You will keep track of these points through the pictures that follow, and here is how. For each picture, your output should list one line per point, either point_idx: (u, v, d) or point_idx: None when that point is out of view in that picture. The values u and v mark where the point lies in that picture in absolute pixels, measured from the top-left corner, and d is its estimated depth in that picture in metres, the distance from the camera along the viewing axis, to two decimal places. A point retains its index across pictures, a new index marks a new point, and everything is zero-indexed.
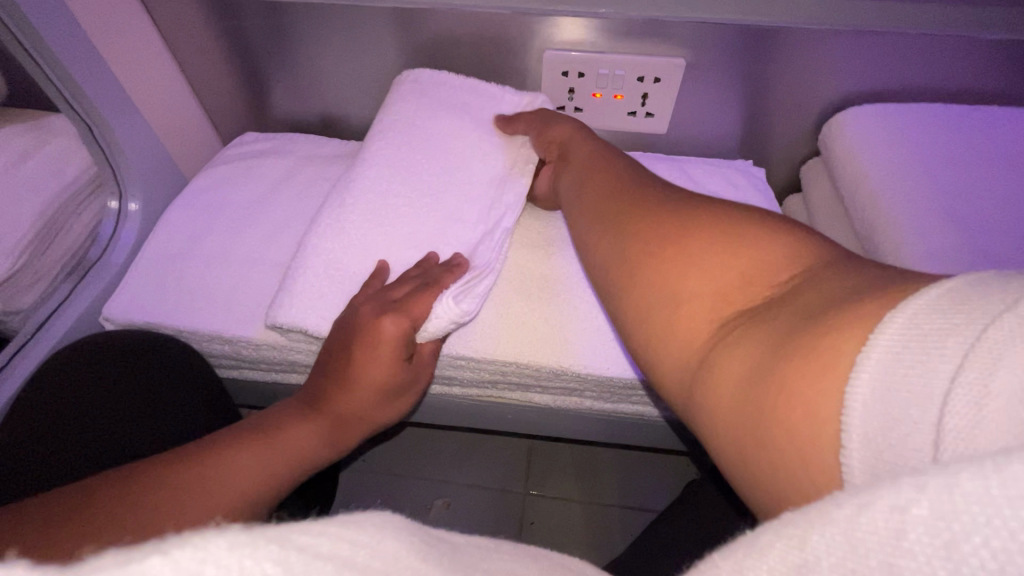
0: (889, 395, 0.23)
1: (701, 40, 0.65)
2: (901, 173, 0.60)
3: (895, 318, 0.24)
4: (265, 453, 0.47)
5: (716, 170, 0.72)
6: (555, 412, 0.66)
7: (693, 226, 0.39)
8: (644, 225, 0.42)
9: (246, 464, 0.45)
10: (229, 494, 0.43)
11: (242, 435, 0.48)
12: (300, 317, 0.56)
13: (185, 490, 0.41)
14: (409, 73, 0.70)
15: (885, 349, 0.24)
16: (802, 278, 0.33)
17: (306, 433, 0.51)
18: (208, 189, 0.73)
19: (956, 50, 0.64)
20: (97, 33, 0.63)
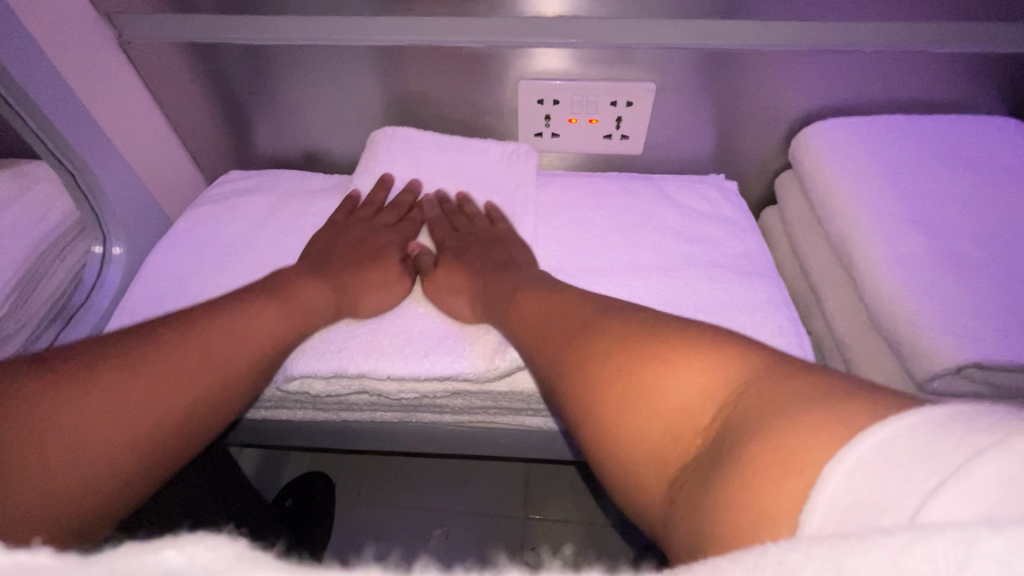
0: (848, 500, 0.21)
1: (667, 64, 0.68)
2: (867, 182, 0.62)
3: (846, 464, 0.23)
4: (195, 379, 0.45)
5: (692, 187, 0.74)
6: (549, 434, 0.66)
7: (609, 366, 0.39)
8: (585, 368, 0.41)
9: (166, 393, 0.43)
10: (128, 431, 0.40)
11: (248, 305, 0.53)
12: (337, 360, 0.56)
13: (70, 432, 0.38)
14: (383, 133, 0.74)
15: (845, 482, 0.22)
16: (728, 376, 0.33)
17: (317, 296, 0.58)
18: (191, 230, 0.73)
19: (908, 63, 0.67)
20: (82, 83, 0.64)
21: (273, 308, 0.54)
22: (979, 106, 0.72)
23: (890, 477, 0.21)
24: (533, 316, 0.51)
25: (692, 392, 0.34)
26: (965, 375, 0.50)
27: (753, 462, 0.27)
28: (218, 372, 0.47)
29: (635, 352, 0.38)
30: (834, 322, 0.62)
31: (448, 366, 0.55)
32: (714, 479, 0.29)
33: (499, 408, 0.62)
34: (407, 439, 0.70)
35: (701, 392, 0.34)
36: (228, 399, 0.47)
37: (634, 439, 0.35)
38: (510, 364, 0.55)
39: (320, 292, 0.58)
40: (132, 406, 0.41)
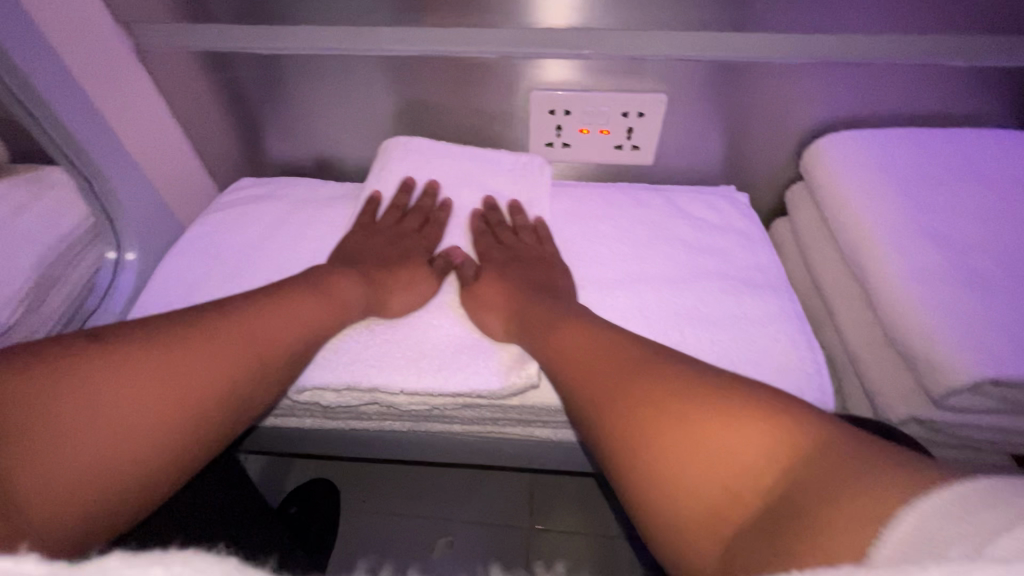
0: (926, 537, 0.26)
1: (678, 75, 0.68)
2: (880, 195, 0.62)
3: (915, 512, 0.27)
4: (233, 361, 0.49)
5: (703, 199, 0.73)
6: (557, 445, 0.65)
7: (670, 416, 0.41)
8: (639, 417, 0.43)
9: (208, 373, 0.47)
10: (172, 407, 0.44)
11: (279, 300, 0.56)
12: (347, 373, 0.56)
13: (110, 413, 0.42)
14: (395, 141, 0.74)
15: (919, 522, 0.26)
16: (796, 453, 0.36)
17: (355, 293, 0.61)
18: (203, 237, 0.73)
19: (920, 76, 0.67)
20: (99, 91, 0.65)
21: (314, 301, 0.57)
22: (991, 120, 0.72)
23: (960, 522, 0.25)
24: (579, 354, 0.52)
25: (756, 455, 0.37)
26: (981, 392, 0.49)
27: (814, 539, 0.30)
28: (254, 358, 0.51)
29: (696, 405, 0.41)
30: (846, 335, 0.62)
31: (461, 382, 0.55)
32: (769, 553, 0.32)
33: (508, 419, 0.61)
34: (414, 448, 0.70)
35: (757, 454, 0.37)
36: (264, 380, 0.51)
37: (686, 493, 0.38)
38: (522, 383, 0.55)
39: (358, 286, 0.61)
40: (180, 382, 0.46)
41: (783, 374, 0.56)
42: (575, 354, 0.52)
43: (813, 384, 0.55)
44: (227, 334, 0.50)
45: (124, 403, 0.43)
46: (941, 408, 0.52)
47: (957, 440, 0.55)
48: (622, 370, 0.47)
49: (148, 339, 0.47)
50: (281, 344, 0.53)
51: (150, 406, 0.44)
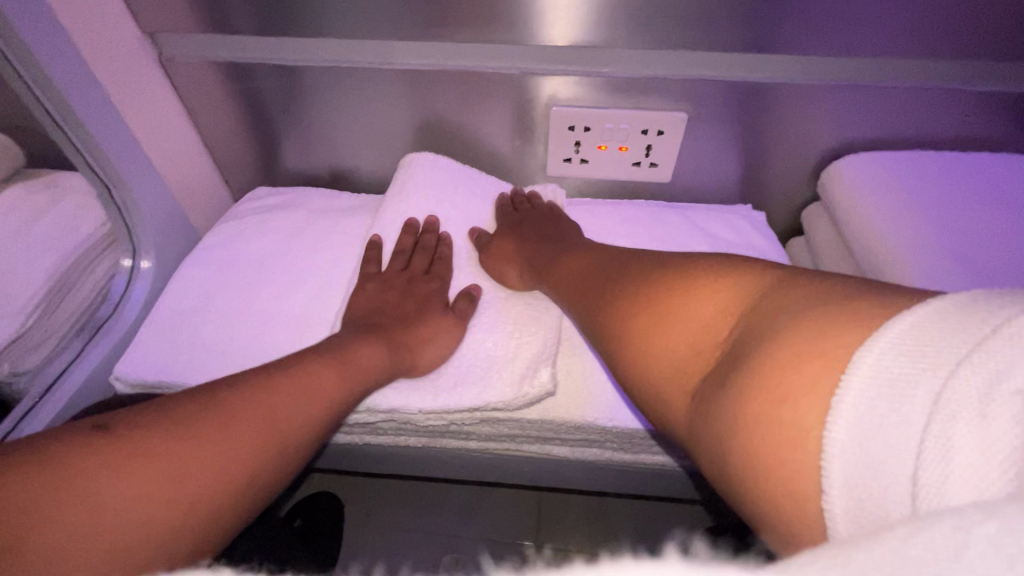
0: (863, 430, 0.25)
1: (700, 94, 0.68)
2: (904, 218, 0.62)
3: (857, 367, 0.27)
4: (252, 441, 0.43)
5: (721, 217, 0.73)
6: (574, 464, 0.64)
7: (638, 303, 0.45)
8: (614, 310, 0.47)
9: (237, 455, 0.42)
10: (177, 507, 0.38)
11: (310, 365, 0.51)
12: None
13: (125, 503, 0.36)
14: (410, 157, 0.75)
15: (852, 402, 0.26)
16: (759, 302, 0.36)
17: (374, 354, 0.55)
18: (220, 245, 0.73)
19: (940, 100, 0.67)
20: (123, 98, 0.65)
21: (332, 368, 0.51)
22: (1011, 145, 0.72)
23: (889, 419, 0.25)
24: (571, 276, 0.57)
25: (714, 318, 0.38)
26: None
27: (765, 383, 0.31)
28: (272, 441, 0.44)
29: (666, 285, 0.44)
30: None
31: (478, 398, 0.55)
32: (726, 392, 0.33)
33: (526, 436, 0.60)
34: (428, 464, 0.68)
35: (719, 314, 0.38)
36: (281, 469, 0.45)
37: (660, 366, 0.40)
38: (537, 392, 0.55)
39: (378, 352, 0.56)
40: (187, 476, 0.39)
41: None
42: (571, 279, 0.57)
43: None
44: (242, 414, 0.44)
45: (121, 506, 0.36)
46: None
47: None
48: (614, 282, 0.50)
49: (174, 414, 0.42)
50: (300, 422, 0.47)
51: (152, 508, 0.37)
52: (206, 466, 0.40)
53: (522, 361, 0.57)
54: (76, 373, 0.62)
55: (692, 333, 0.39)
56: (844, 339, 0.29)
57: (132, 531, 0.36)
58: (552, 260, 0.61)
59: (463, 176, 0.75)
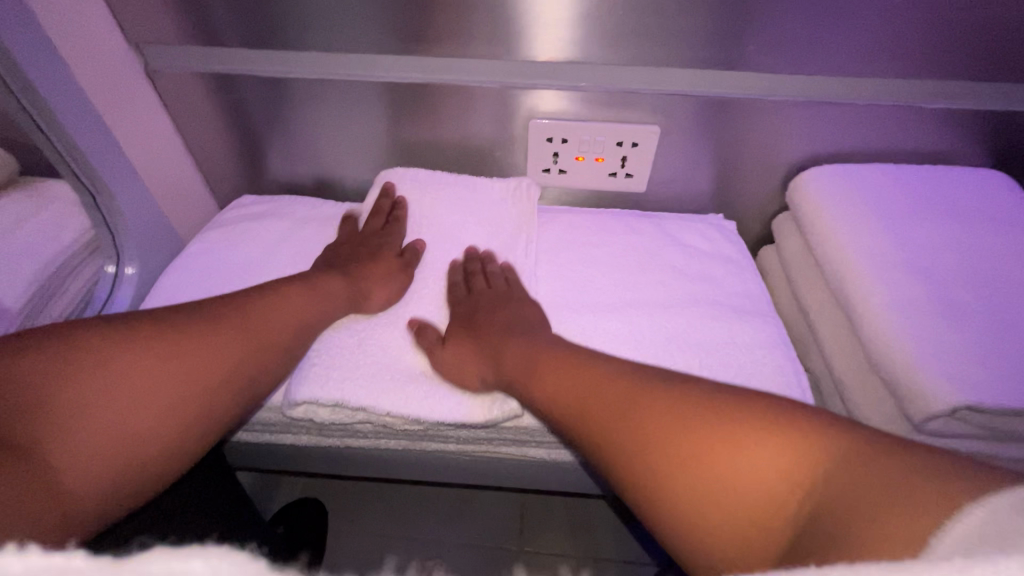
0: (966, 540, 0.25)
1: (672, 108, 0.71)
2: (864, 228, 0.65)
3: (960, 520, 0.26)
4: (233, 351, 0.51)
5: (693, 227, 0.76)
6: (551, 466, 0.66)
7: (663, 424, 0.43)
8: (637, 421, 0.44)
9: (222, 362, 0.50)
10: (172, 406, 0.46)
11: (278, 292, 0.59)
12: (336, 389, 0.56)
13: (120, 402, 0.44)
14: (392, 172, 0.76)
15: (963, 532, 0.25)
16: (821, 461, 0.35)
17: (339, 284, 0.63)
18: (204, 252, 0.74)
19: (898, 116, 0.71)
20: (109, 108, 0.67)
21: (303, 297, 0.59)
22: (965, 159, 0.76)
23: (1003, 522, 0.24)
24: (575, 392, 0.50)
25: (768, 464, 0.37)
26: (958, 418, 0.51)
27: (833, 546, 0.31)
28: (252, 350, 0.53)
29: (697, 414, 0.42)
30: (832, 361, 0.63)
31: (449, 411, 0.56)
32: (797, 555, 0.32)
33: (503, 439, 0.62)
34: (408, 468, 0.70)
35: (770, 463, 0.37)
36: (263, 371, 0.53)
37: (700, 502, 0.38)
38: (508, 415, 0.57)
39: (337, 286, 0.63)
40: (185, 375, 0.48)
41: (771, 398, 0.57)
42: (565, 398, 0.51)
43: None
44: (223, 330, 0.52)
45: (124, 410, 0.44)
46: (919, 432, 0.53)
47: None
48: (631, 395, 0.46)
49: (166, 325, 0.50)
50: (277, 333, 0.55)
51: (151, 403, 0.45)
52: (193, 368, 0.49)
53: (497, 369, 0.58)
54: None
55: (737, 474, 0.38)
56: (926, 516, 0.28)
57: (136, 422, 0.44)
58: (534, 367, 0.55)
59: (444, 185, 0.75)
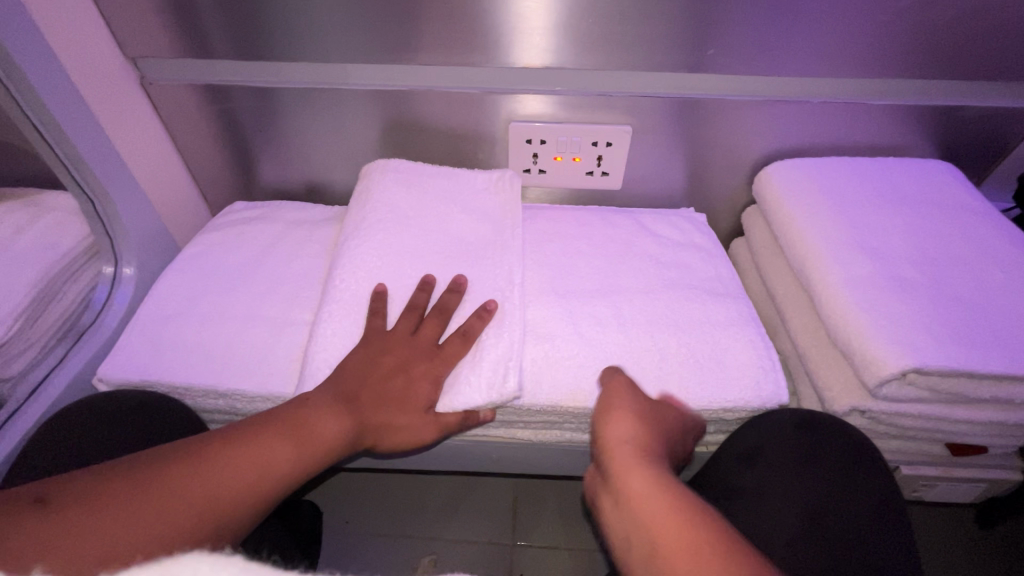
0: None
1: (641, 110, 0.76)
2: (822, 215, 0.70)
3: None
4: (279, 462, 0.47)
5: (667, 219, 0.81)
6: (540, 448, 0.69)
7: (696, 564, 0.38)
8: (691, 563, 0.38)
9: (265, 469, 0.46)
10: (213, 510, 0.42)
11: (348, 396, 0.55)
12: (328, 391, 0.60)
13: (169, 498, 0.41)
14: (375, 164, 0.79)
15: None
16: None
17: (423, 398, 0.57)
18: (201, 254, 0.77)
19: (849, 113, 0.77)
20: (109, 119, 0.70)
21: (339, 414, 0.53)
22: (914, 151, 0.82)
23: None
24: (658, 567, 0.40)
25: None
26: (910, 383, 0.56)
27: None
28: (303, 450, 0.49)
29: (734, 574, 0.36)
30: (796, 336, 0.68)
31: (450, 400, 0.59)
32: None
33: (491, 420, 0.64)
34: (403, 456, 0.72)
35: None
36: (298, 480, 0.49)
37: None
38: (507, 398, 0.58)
39: (340, 417, 0.53)
40: (224, 487, 0.44)
41: (742, 370, 0.62)
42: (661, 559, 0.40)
43: (770, 379, 0.61)
44: (267, 436, 0.48)
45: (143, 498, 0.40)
46: (875, 398, 0.58)
47: (892, 426, 0.61)
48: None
49: (242, 426, 0.49)
50: (321, 443, 0.51)
51: (198, 502, 0.42)
52: (245, 473, 0.45)
53: (489, 360, 0.60)
54: (63, 373, 0.67)
55: None
56: None
57: (167, 512, 0.40)
58: (636, 509, 0.44)
59: (429, 179, 0.77)
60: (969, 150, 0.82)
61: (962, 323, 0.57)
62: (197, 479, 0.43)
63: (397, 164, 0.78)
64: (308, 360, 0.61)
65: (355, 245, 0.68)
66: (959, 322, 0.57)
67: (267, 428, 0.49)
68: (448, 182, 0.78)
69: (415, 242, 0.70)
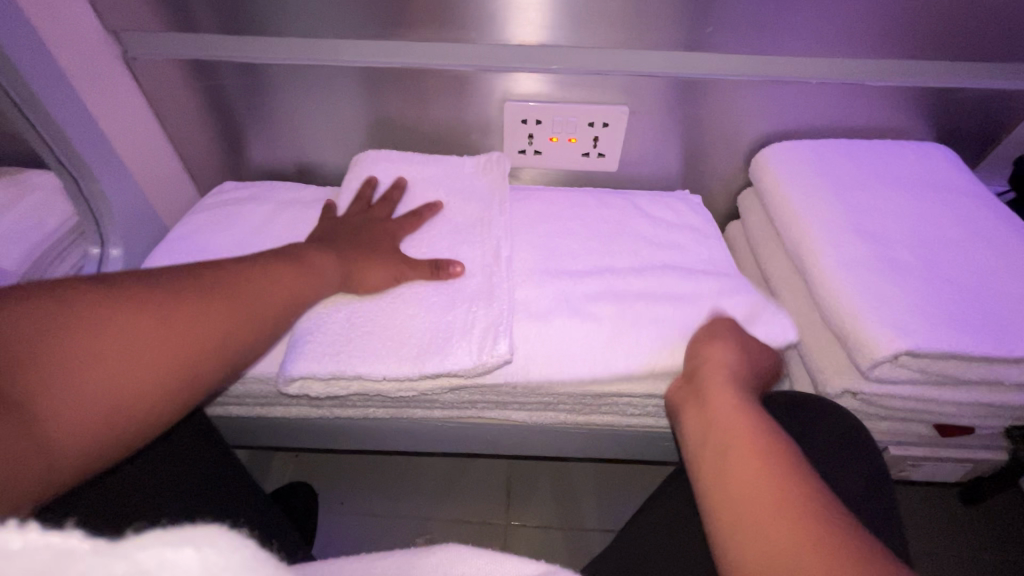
0: None
1: (639, 89, 0.75)
2: (818, 196, 0.70)
3: None
4: (278, 296, 0.53)
5: (662, 201, 0.80)
6: (534, 429, 0.69)
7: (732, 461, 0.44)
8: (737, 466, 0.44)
9: (263, 302, 0.51)
10: (217, 329, 0.46)
11: (337, 249, 0.63)
12: (317, 364, 0.58)
13: (175, 318, 0.44)
14: (363, 154, 0.79)
15: None
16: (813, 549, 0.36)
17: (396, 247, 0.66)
18: (189, 236, 0.75)
19: (847, 94, 0.76)
20: (91, 94, 0.67)
21: (333, 259, 0.61)
22: (911, 133, 0.82)
23: None
24: (721, 469, 0.45)
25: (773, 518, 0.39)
26: (902, 364, 0.57)
27: None
28: (301, 288, 0.55)
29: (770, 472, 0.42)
30: (793, 317, 0.68)
31: (442, 363, 0.57)
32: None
33: (487, 402, 0.64)
34: (399, 439, 0.72)
35: (789, 529, 0.38)
36: (296, 312, 0.54)
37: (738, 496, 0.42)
38: (498, 361, 0.57)
39: (333, 262, 0.61)
40: (235, 305, 0.48)
41: None
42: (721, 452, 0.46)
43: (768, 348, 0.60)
44: (271, 276, 0.53)
45: (113, 330, 0.40)
46: (868, 380, 0.59)
47: (884, 408, 0.62)
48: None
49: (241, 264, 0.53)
50: (320, 287, 0.58)
51: (211, 327, 0.46)
52: (250, 300, 0.50)
53: (476, 328, 0.60)
54: None
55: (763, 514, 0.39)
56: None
57: (180, 329, 0.44)
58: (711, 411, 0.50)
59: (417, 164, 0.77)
60: (967, 133, 0.81)
61: (955, 305, 0.58)
62: (202, 301, 0.47)
63: (389, 154, 0.78)
64: (299, 340, 0.60)
65: (349, 228, 0.68)
66: (952, 304, 0.58)
67: (263, 271, 0.53)
68: (438, 166, 0.78)
69: (407, 226, 0.69)
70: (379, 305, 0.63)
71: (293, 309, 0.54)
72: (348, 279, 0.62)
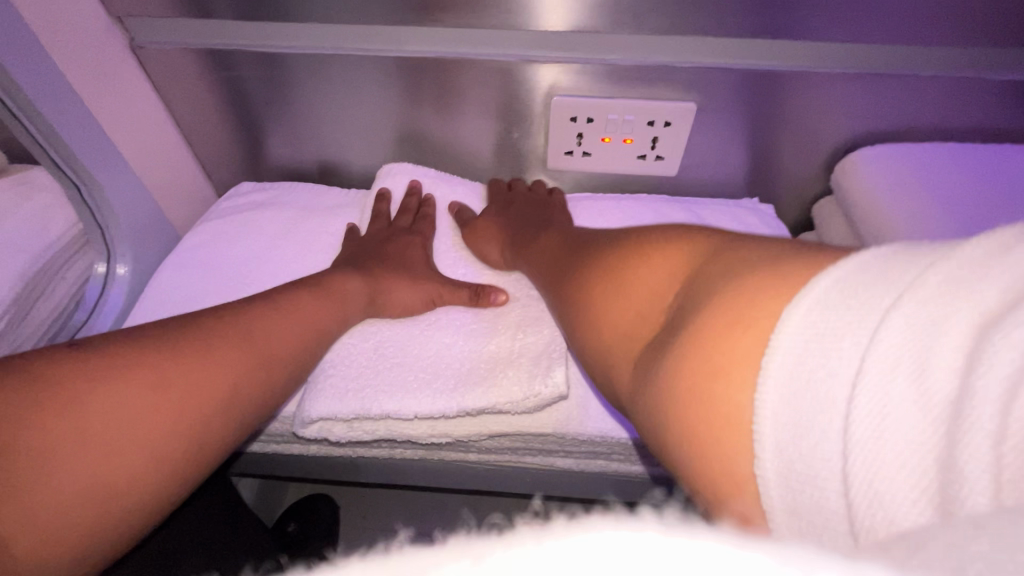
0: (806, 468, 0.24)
1: (710, 83, 0.64)
2: (924, 216, 0.61)
3: None
4: (299, 330, 0.50)
5: (726, 212, 0.71)
6: (579, 475, 0.61)
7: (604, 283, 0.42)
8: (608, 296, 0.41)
9: (282, 338, 0.48)
10: (234, 377, 0.44)
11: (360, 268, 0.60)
12: (340, 405, 0.52)
13: (186, 372, 0.41)
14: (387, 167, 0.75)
15: None
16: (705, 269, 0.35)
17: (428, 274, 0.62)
18: (202, 247, 0.69)
19: (958, 91, 0.64)
20: (91, 91, 0.61)
21: (360, 282, 0.58)
22: None
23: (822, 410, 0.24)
24: (601, 299, 0.42)
25: (666, 281, 0.37)
26: None
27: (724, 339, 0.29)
28: (325, 319, 0.53)
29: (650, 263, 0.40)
30: None
31: (482, 399, 0.51)
32: (664, 359, 0.32)
33: (528, 448, 0.57)
34: (428, 479, 0.65)
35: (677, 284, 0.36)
36: (317, 346, 0.52)
37: (617, 324, 0.39)
38: (550, 397, 0.51)
39: (359, 282, 0.57)
40: (253, 346, 0.46)
41: None
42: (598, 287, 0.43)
43: None
44: (290, 309, 0.50)
45: (121, 397, 0.38)
46: None
47: None
48: (739, 270, 0.32)
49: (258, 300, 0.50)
50: (345, 317, 0.55)
51: (226, 374, 0.43)
52: (269, 340, 0.47)
53: (523, 365, 0.53)
54: None
55: (649, 310, 0.37)
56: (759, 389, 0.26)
57: (193, 379, 0.42)
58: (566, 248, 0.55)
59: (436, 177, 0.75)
60: None
61: None
62: (215, 348, 0.44)
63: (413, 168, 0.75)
64: (323, 372, 0.54)
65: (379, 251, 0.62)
66: None
67: (285, 301, 0.51)
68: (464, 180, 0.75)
69: None
70: (405, 332, 0.58)
71: (313, 346, 0.51)
72: (377, 303, 0.58)
